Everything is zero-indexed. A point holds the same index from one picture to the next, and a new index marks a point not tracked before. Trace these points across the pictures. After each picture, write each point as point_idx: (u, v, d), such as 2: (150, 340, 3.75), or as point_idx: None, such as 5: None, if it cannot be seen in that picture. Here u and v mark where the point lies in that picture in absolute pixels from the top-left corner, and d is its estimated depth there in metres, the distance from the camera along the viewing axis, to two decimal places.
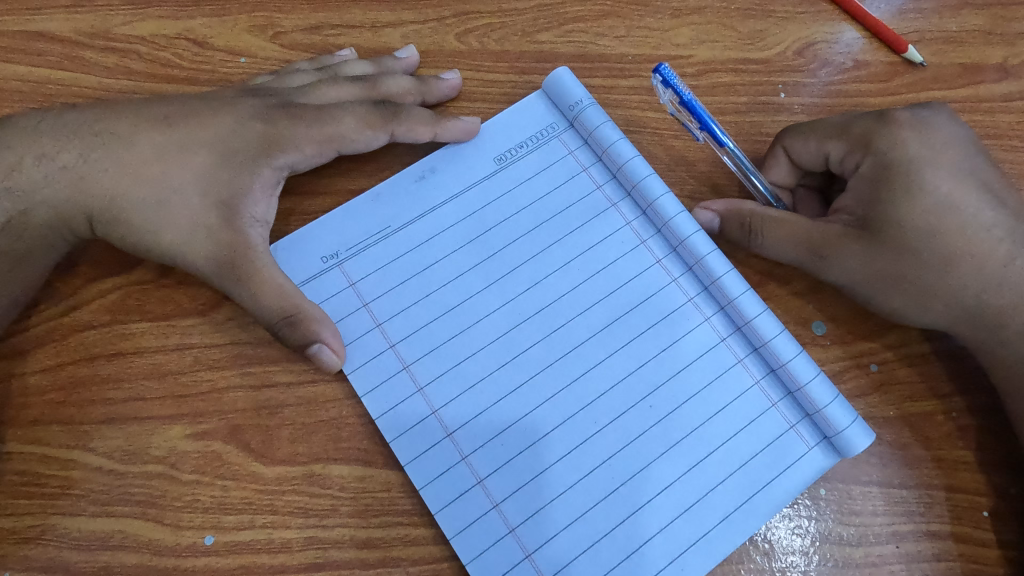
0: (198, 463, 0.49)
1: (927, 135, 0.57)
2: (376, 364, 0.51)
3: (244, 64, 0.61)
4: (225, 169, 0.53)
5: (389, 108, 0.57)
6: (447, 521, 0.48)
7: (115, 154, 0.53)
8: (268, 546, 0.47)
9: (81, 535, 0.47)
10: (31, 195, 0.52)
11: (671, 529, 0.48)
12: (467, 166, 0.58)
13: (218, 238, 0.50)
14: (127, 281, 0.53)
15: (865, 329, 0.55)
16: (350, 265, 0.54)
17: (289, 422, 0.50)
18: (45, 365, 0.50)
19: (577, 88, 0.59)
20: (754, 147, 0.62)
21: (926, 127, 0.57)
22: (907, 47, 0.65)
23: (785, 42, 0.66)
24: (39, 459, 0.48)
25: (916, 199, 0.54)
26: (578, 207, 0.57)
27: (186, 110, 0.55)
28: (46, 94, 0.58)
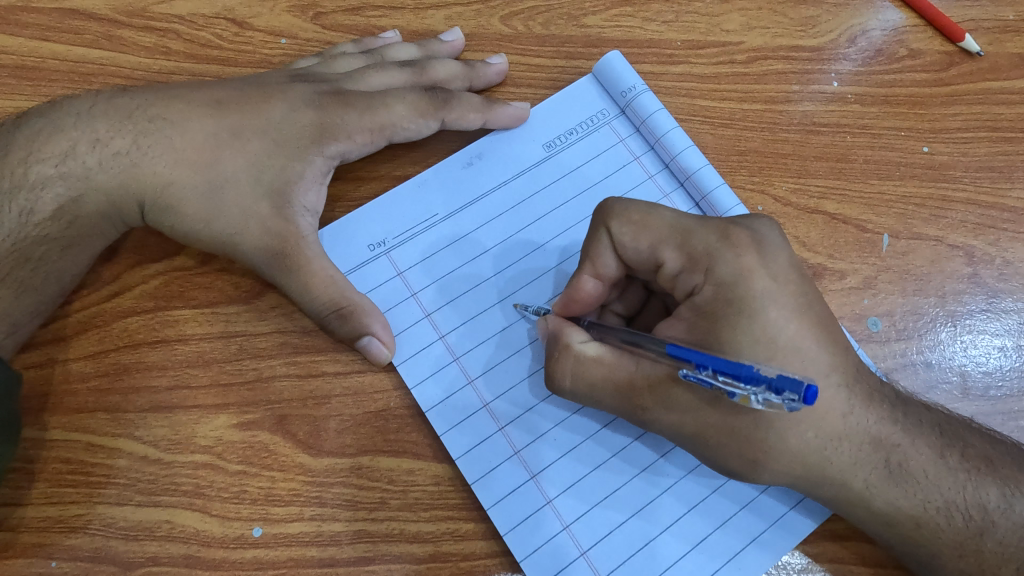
0: (245, 453, 0.48)
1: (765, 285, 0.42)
2: (426, 355, 0.50)
3: (285, 46, 0.60)
4: (277, 157, 0.52)
5: (440, 94, 0.56)
6: (501, 516, 0.47)
7: (169, 141, 0.52)
8: (317, 539, 0.47)
9: (127, 525, 0.46)
10: (88, 181, 0.50)
11: (728, 527, 0.48)
12: (515, 153, 0.56)
13: (270, 228, 0.50)
14: (169, 267, 0.52)
15: (918, 326, 0.55)
16: (397, 253, 0.53)
17: (337, 412, 0.49)
18: (89, 352, 0.49)
19: (630, 74, 0.58)
20: (806, 137, 0.60)
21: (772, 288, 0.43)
22: (964, 35, 0.62)
23: (837, 29, 0.64)
24: (84, 447, 0.47)
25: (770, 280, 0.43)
26: (631, 197, 0.56)
27: (239, 95, 0.54)
28: (84, 74, 0.57)
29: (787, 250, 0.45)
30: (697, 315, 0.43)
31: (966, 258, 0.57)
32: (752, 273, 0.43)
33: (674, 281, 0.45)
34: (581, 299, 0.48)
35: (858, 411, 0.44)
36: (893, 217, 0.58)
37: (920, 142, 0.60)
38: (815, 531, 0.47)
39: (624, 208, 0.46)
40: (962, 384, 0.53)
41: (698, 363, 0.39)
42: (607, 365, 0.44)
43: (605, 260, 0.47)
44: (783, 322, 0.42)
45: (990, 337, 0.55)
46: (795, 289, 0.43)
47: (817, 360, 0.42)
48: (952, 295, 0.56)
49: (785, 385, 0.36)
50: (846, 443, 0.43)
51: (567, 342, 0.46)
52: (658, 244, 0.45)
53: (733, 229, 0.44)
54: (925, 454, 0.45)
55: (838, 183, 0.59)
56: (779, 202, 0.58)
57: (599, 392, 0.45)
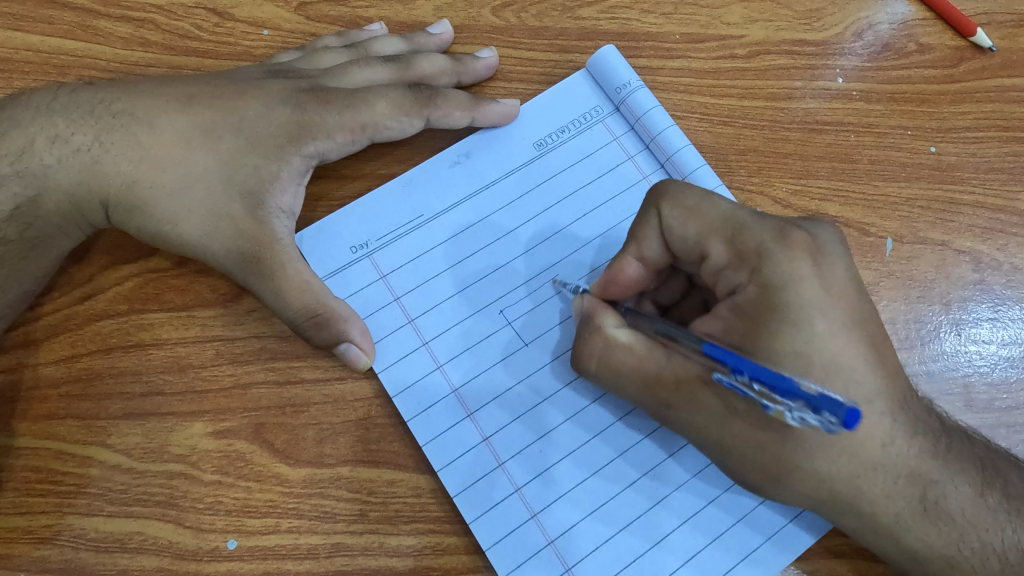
0: (220, 462, 0.46)
1: (820, 293, 0.40)
2: (408, 362, 0.49)
3: (268, 37, 0.57)
4: (253, 156, 0.50)
5: (425, 91, 0.54)
6: (484, 531, 0.45)
7: (135, 138, 0.50)
8: (293, 553, 0.45)
9: (98, 537, 0.45)
10: (46, 179, 0.48)
11: (719, 543, 0.46)
12: (504, 152, 0.54)
13: (243, 230, 0.48)
14: (144, 268, 0.50)
15: (921, 335, 0.53)
16: (380, 256, 0.51)
17: (315, 421, 0.47)
18: (60, 356, 0.48)
19: (625, 69, 0.56)
20: (809, 136, 0.58)
21: (824, 295, 0.40)
22: (975, 30, 0.59)
23: (843, 23, 0.61)
24: (54, 455, 0.46)
25: (825, 293, 0.40)
26: (623, 198, 0.54)
27: (211, 90, 0.52)
28: (57, 65, 0.55)
29: (847, 259, 0.42)
30: (735, 314, 0.42)
31: (973, 263, 0.55)
32: (802, 279, 0.40)
33: (717, 276, 0.44)
34: (620, 279, 0.47)
35: (899, 441, 0.41)
36: (897, 220, 0.55)
37: (927, 141, 0.58)
38: (809, 548, 0.46)
39: (677, 192, 0.44)
40: (966, 396, 0.51)
41: (733, 367, 0.37)
42: (638, 354, 0.43)
43: (648, 242, 0.46)
44: (830, 337, 0.39)
45: (995, 347, 0.53)
46: (852, 300, 0.41)
47: (863, 384, 0.40)
48: (956, 303, 0.54)
49: (824, 405, 0.33)
50: (879, 472, 0.41)
51: (599, 325, 0.45)
52: (705, 234, 0.43)
53: (791, 230, 0.42)
54: (965, 492, 0.43)
55: (841, 185, 0.56)
56: (779, 204, 0.55)
57: (626, 381, 0.44)
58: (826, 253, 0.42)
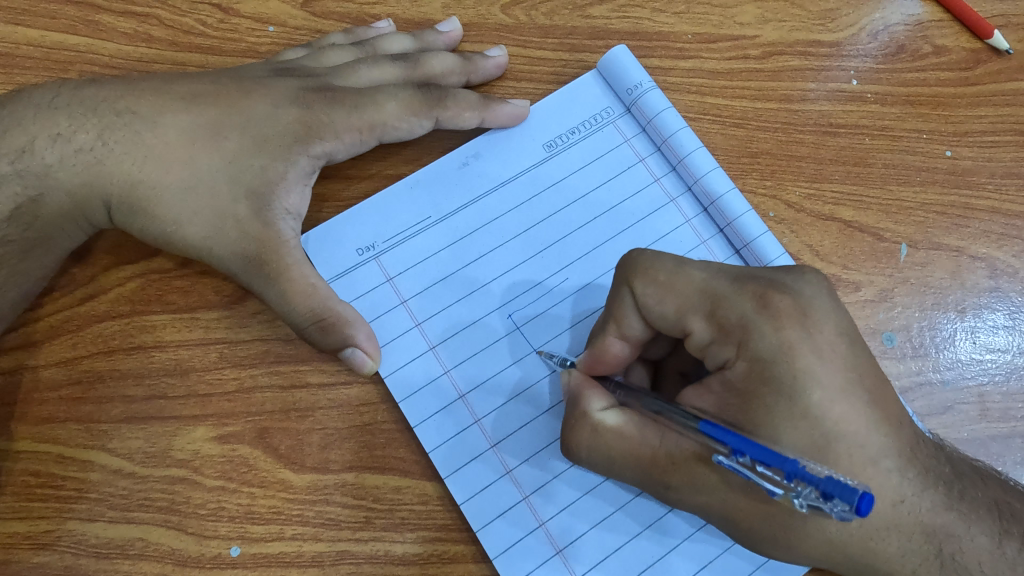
0: (223, 468, 0.46)
1: (812, 364, 0.39)
2: (415, 367, 0.48)
3: (273, 34, 0.56)
4: (258, 156, 0.49)
5: (434, 90, 0.53)
6: (491, 539, 0.45)
7: (138, 138, 0.49)
8: (297, 560, 0.44)
9: (99, 542, 0.44)
10: (46, 179, 0.48)
11: (730, 552, 0.46)
12: (514, 153, 0.53)
13: (247, 232, 0.47)
14: (147, 269, 0.49)
15: (935, 343, 0.52)
16: (387, 258, 0.50)
17: (320, 426, 0.47)
18: (61, 358, 0.47)
19: (637, 69, 0.55)
20: (822, 139, 0.57)
21: (816, 366, 0.39)
22: (992, 32, 0.58)
23: (857, 23, 0.60)
24: (54, 459, 0.45)
25: (818, 364, 0.39)
26: (635, 201, 0.53)
27: (216, 89, 0.51)
28: (59, 61, 0.54)
29: (836, 315, 0.41)
30: (728, 390, 0.40)
31: (988, 270, 0.54)
32: (794, 348, 0.39)
33: (704, 351, 0.42)
34: (607, 359, 0.45)
35: (911, 498, 0.40)
36: (912, 226, 0.55)
37: (943, 145, 0.57)
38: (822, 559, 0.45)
39: (649, 266, 0.43)
40: (981, 406, 0.50)
41: (734, 448, 0.37)
42: (630, 439, 0.42)
43: (629, 322, 0.44)
44: (828, 406, 0.38)
45: (1011, 356, 0.52)
46: (842, 364, 0.40)
47: (866, 446, 0.39)
48: (971, 311, 0.53)
49: (835, 491, 0.33)
50: (892, 533, 0.40)
51: (586, 410, 0.43)
52: (685, 310, 0.42)
53: (773, 296, 0.41)
54: (983, 544, 0.41)
55: (855, 189, 0.55)
56: (791, 208, 0.55)
57: (619, 466, 0.42)
58: (814, 311, 0.40)
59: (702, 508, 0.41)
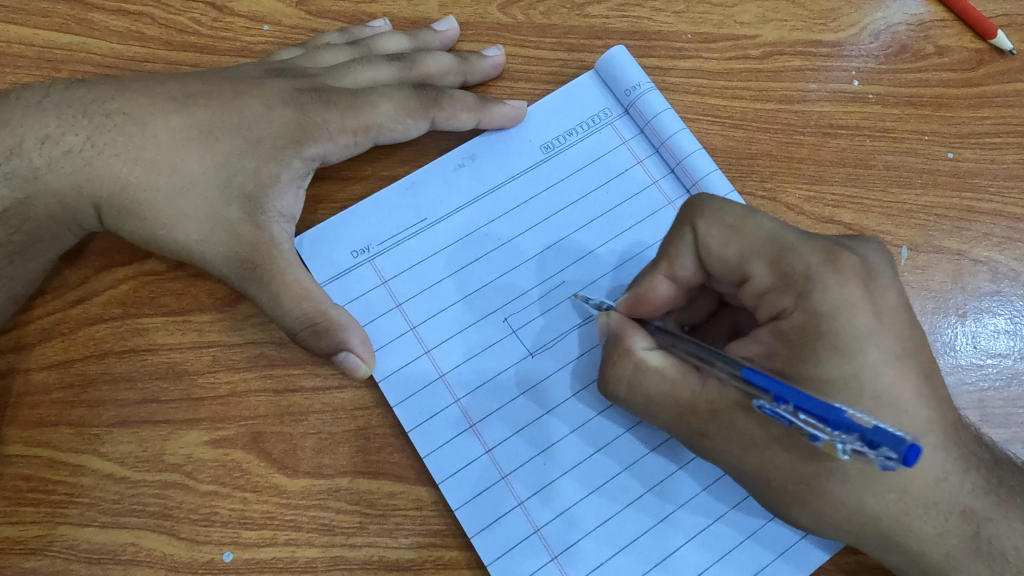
0: (216, 473, 0.45)
1: (874, 324, 0.39)
2: (409, 371, 0.47)
3: (268, 33, 0.56)
4: (251, 158, 0.49)
5: (430, 91, 0.52)
6: (486, 546, 0.44)
7: (128, 138, 0.48)
8: (291, 565, 0.44)
9: (91, 548, 0.44)
10: (35, 181, 0.47)
11: (729, 559, 0.45)
12: (510, 155, 0.53)
13: (240, 235, 0.46)
14: (140, 271, 0.49)
15: (935, 346, 0.51)
16: (382, 261, 0.49)
17: (314, 430, 0.46)
18: (53, 361, 0.47)
19: (635, 70, 0.54)
20: (823, 140, 0.56)
21: (874, 324, 0.39)
22: (995, 32, 0.58)
23: (859, 23, 0.59)
24: (46, 463, 0.45)
25: (876, 325, 0.39)
26: (633, 204, 0.52)
27: (209, 90, 0.50)
28: (51, 60, 0.53)
29: (897, 286, 0.40)
30: (778, 340, 0.40)
31: (990, 274, 0.53)
32: (853, 305, 0.39)
33: (760, 299, 0.42)
34: (650, 300, 0.45)
35: (952, 478, 0.40)
36: (913, 229, 0.54)
37: (944, 147, 0.56)
38: (820, 566, 0.45)
39: (720, 209, 0.43)
40: (982, 411, 0.50)
41: (778, 396, 0.36)
42: (671, 379, 0.41)
43: (683, 262, 0.44)
44: (881, 367, 0.38)
45: (1012, 360, 0.51)
46: (899, 329, 0.39)
47: (913, 416, 0.39)
48: (973, 315, 0.52)
49: (882, 440, 0.32)
50: (929, 511, 0.40)
51: (630, 347, 0.43)
52: (748, 255, 0.42)
53: (841, 254, 0.40)
54: (1019, 531, 0.41)
55: (856, 191, 0.55)
56: (791, 211, 0.54)
57: (657, 406, 0.42)
58: (874, 275, 0.40)
59: (733, 464, 0.41)
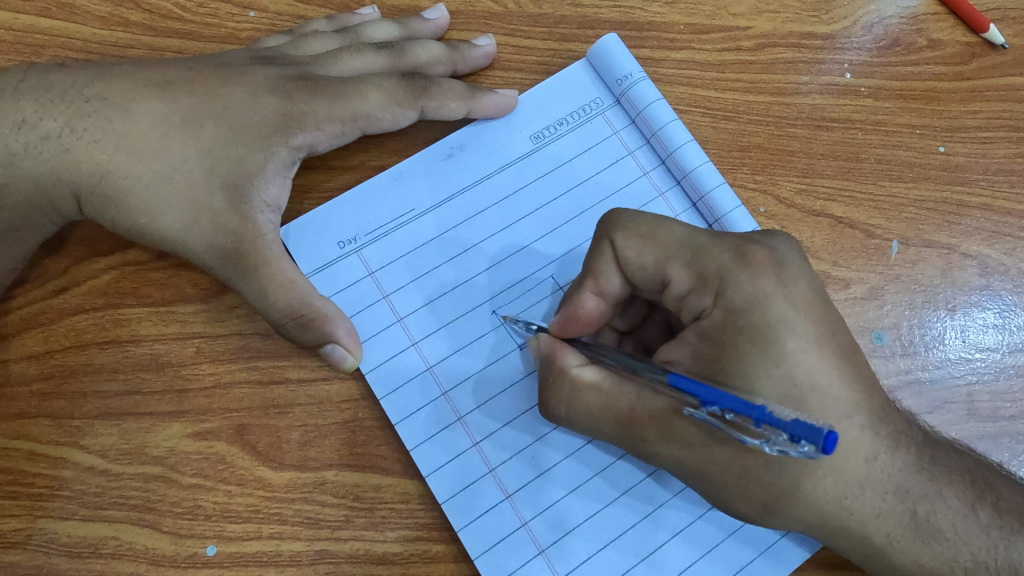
0: (200, 465, 0.45)
1: (790, 315, 0.39)
2: (395, 364, 0.47)
3: (255, 19, 0.55)
4: (236, 146, 0.48)
5: (420, 80, 0.52)
6: (473, 540, 0.44)
7: (109, 124, 0.47)
8: (275, 559, 0.44)
9: (71, 541, 0.43)
10: (11, 167, 0.46)
11: (715, 553, 0.45)
12: (500, 144, 0.52)
13: (224, 225, 0.46)
14: (121, 261, 0.48)
15: (924, 340, 0.51)
16: (368, 251, 0.49)
17: (300, 423, 0.46)
18: (33, 352, 0.46)
19: (627, 59, 0.53)
20: (814, 133, 0.56)
21: (790, 315, 0.39)
22: (988, 26, 0.57)
23: (853, 15, 0.59)
24: (26, 455, 0.44)
25: (793, 317, 0.39)
26: (624, 195, 0.52)
27: (192, 76, 0.49)
28: (32, 45, 0.52)
29: (808, 271, 0.41)
30: (704, 340, 0.40)
31: (979, 268, 0.53)
32: (768, 298, 0.39)
33: (681, 302, 0.42)
34: (580, 317, 0.44)
35: (884, 457, 0.40)
36: (903, 222, 0.54)
37: (936, 141, 0.56)
38: (806, 560, 0.45)
39: (629, 220, 0.43)
40: (969, 405, 0.50)
41: (705, 399, 0.35)
42: (607, 395, 0.41)
43: (608, 277, 0.43)
44: (800, 355, 0.38)
45: (1000, 354, 0.51)
46: (815, 319, 0.39)
47: (839, 399, 0.39)
48: (962, 309, 0.52)
49: (803, 434, 0.32)
50: (867, 492, 0.40)
51: (563, 368, 0.42)
52: (665, 260, 0.41)
53: (749, 247, 0.41)
54: (954, 507, 0.42)
55: (847, 185, 0.55)
56: (782, 204, 0.54)
57: (599, 424, 0.41)
58: (785, 265, 0.40)
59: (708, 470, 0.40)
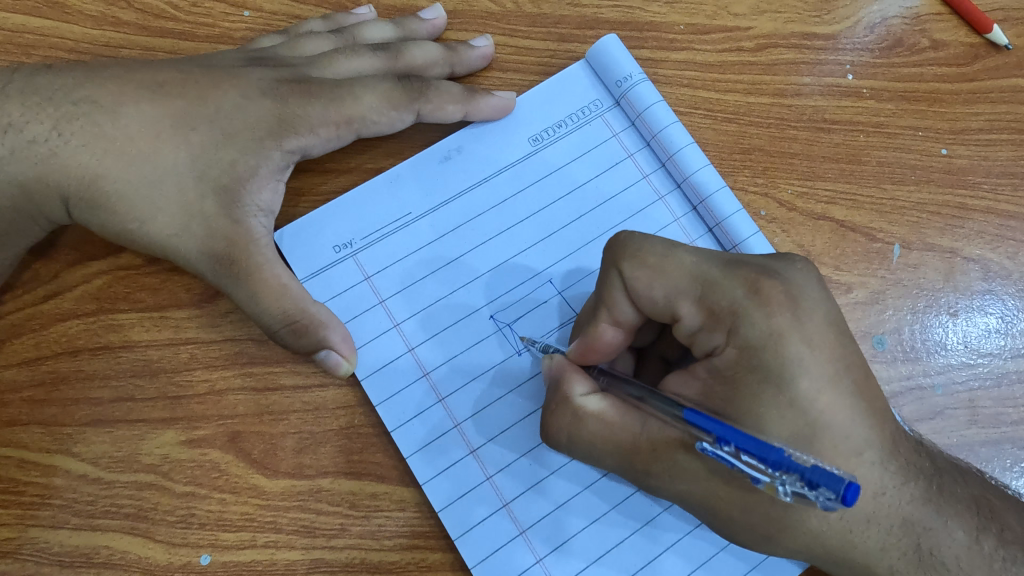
0: (194, 473, 0.44)
1: (807, 351, 0.38)
2: (391, 369, 0.46)
3: (249, 19, 0.54)
4: (227, 150, 0.47)
5: (415, 83, 0.51)
6: (470, 548, 0.43)
7: (97, 127, 0.46)
8: (270, 568, 0.43)
9: (62, 551, 0.43)
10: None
11: (715, 561, 0.45)
12: (498, 147, 0.51)
13: (216, 230, 0.45)
14: (114, 265, 0.47)
15: (927, 346, 0.51)
16: (364, 256, 0.48)
17: (295, 430, 0.45)
18: (24, 358, 0.45)
19: (627, 60, 0.53)
20: (816, 135, 0.55)
21: (807, 353, 0.38)
22: (992, 26, 0.57)
23: (856, 15, 0.58)
24: (17, 464, 0.44)
25: (808, 357, 0.38)
26: (624, 198, 0.51)
27: (183, 79, 0.49)
28: (21, 45, 0.51)
29: (826, 304, 0.40)
30: (715, 377, 0.39)
31: (981, 272, 0.53)
32: (783, 337, 0.38)
33: (692, 338, 0.41)
34: (598, 347, 0.43)
35: (892, 491, 0.39)
36: (905, 226, 0.53)
37: (939, 143, 0.55)
38: (807, 568, 0.45)
39: (637, 249, 0.42)
40: (971, 411, 0.49)
41: (719, 437, 0.34)
42: (611, 425, 0.40)
43: (621, 307, 0.42)
44: (813, 397, 0.37)
45: (1002, 360, 0.51)
46: (830, 354, 0.38)
47: (851, 436, 0.38)
48: (964, 313, 0.52)
49: (822, 480, 0.31)
50: (871, 526, 0.40)
51: (569, 394, 0.42)
52: (674, 294, 0.41)
53: (762, 281, 0.40)
54: (958, 539, 0.41)
55: (849, 187, 0.54)
56: (783, 207, 0.53)
57: (599, 454, 0.41)
58: (802, 300, 0.39)
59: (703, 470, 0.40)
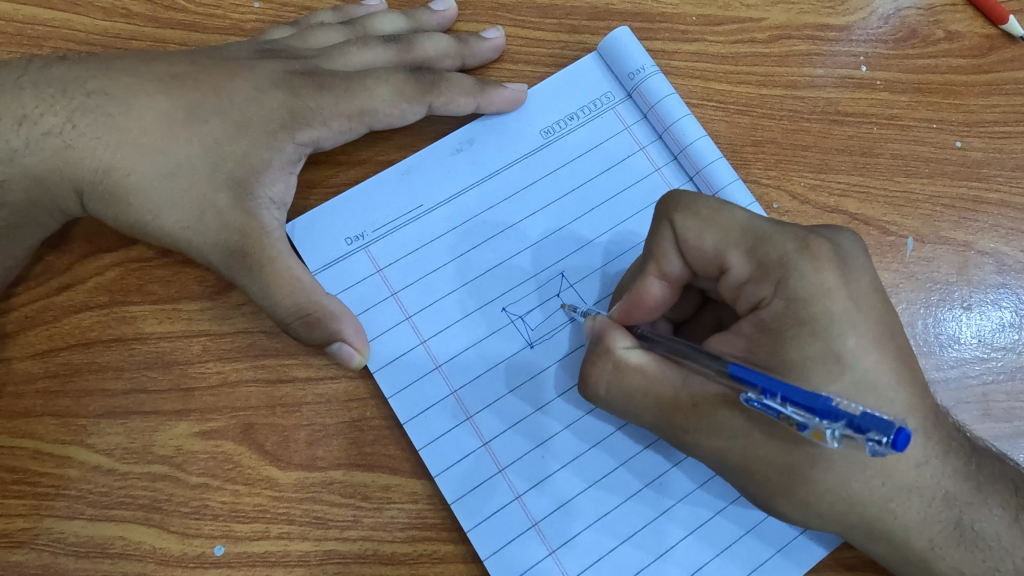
0: (207, 465, 0.44)
1: (854, 312, 0.38)
2: (403, 361, 0.46)
3: (259, 10, 0.54)
4: (240, 143, 0.47)
5: (426, 75, 0.51)
6: (482, 540, 0.43)
7: (110, 120, 0.46)
8: (283, 559, 0.43)
9: (77, 541, 0.43)
10: (11, 164, 0.45)
11: (728, 554, 0.44)
12: (509, 140, 0.51)
13: (228, 222, 0.45)
14: (126, 257, 0.47)
15: (940, 339, 0.51)
16: (376, 248, 0.48)
17: (307, 422, 0.45)
18: (37, 350, 0.45)
19: (639, 52, 0.52)
20: (829, 128, 0.55)
21: (855, 311, 0.38)
22: (1008, 17, 0.56)
23: (869, 6, 0.57)
24: (31, 455, 0.44)
25: (856, 317, 0.38)
26: (635, 190, 0.51)
27: (195, 71, 0.49)
28: (32, 36, 0.51)
29: (871, 269, 0.40)
30: (760, 330, 0.39)
31: (995, 265, 0.52)
32: (831, 291, 0.38)
33: (738, 291, 0.41)
34: (644, 303, 0.44)
35: (934, 462, 0.40)
36: (919, 219, 0.53)
37: (953, 136, 0.55)
38: (820, 561, 0.44)
39: (692, 201, 0.42)
40: (984, 405, 0.49)
41: (764, 388, 0.34)
42: (653, 378, 0.41)
43: (669, 259, 0.43)
44: (862, 352, 0.37)
45: (1016, 353, 0.50)
46: (877, 316, 0.39)
47: (895, 401, 0.38)
48: (977, 307, 0.51)
49: (870, 425, 0.30)
50: (915, 497, 0.40)
51: (610, 346, 0.42)
52: (725, 246, 0.41)
53: (814, 239, 0.40)
54: (999, 516, 0.42)
55: (862, 180, 0.54)
56: (796, 199, 0.53)
57: (638, 405, 0.41)
58: (849, 262, 0.39)
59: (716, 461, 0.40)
